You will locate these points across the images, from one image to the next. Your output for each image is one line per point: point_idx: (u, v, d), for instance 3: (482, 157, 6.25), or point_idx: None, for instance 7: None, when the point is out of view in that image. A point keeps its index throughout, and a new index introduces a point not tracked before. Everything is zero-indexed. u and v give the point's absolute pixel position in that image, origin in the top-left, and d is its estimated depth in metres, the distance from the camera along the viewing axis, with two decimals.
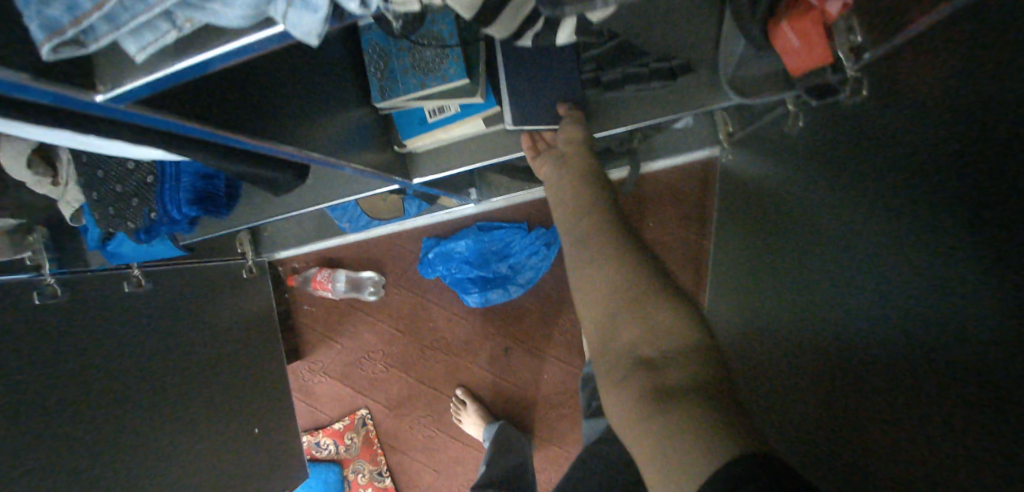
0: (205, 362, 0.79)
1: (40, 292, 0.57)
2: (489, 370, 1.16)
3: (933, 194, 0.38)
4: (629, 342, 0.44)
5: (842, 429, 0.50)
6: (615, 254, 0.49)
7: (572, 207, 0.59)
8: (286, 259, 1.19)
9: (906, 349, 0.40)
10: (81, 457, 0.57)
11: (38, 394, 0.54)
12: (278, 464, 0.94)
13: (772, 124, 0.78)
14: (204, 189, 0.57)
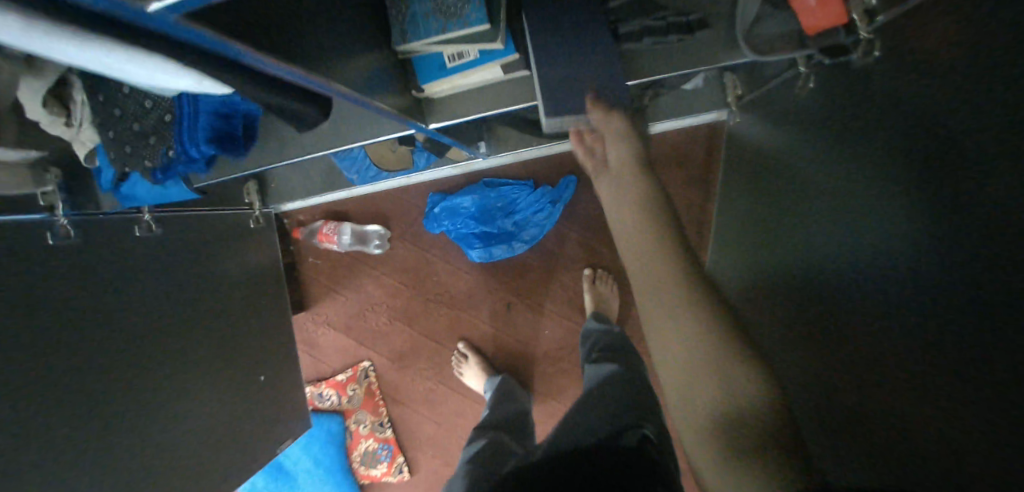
0: (202, 307, 0.83)
1: (53, 232, 0.61)
2: (489, 325, 1.20)
3: (985, 154, 0.35)
4: (705, 409, 0.43)
5: (857, 442, 0.48)
6: (687, 299, 0.45)
7: (631, 221, 0.52)
8: (292, 212, 1.23)
9: (946, 325, 0.38)
10: (80, 382, 0.61)
11: (37, 323, 0.57)
12: (271, 403, 1.00)
13: (781, 87, 0.75)
14: (225, 129, 0.51)
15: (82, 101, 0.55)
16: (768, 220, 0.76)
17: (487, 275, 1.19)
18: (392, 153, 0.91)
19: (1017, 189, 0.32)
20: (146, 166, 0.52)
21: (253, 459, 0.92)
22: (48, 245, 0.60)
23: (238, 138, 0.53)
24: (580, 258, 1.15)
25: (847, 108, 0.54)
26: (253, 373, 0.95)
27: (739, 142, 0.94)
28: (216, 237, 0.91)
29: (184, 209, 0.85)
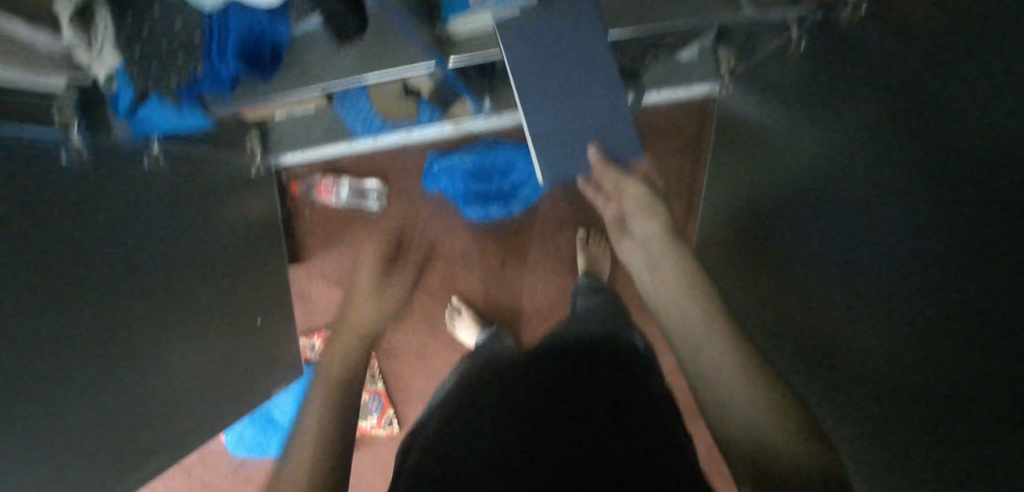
0: (198, 245, 0.84)
1: (66, 152, 0.62)
2: (481, 283, 1.24)
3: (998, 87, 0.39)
4: (723, 389, 0.53)
5: (909, 407, 0.52)
6: (716, 316, 0.61)
7: (686, 270, 0.69)
8: (290, 166, 1.23)
9: (963, 249, 0.42)
10: (92, 300, 0.62)
11: (54, 236, 0.58)
12: (264, 348, 1.02)
13: (773, 56, 0.80)
14: (250, 45, 0.55)
15: (104, 28, 0.52)
16: (757, 180, 0.82)
17: (481, 235, 1.23)
18: (398, 107, 0.94)
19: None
20: (173, 83, 0.54)
21: (252, 400, 0.96)
22: (63, 166, 0.61)
23: (266, 58, 0.58)
24: (573, 221, 1.20)
25: (849, 66, 0.59)
26: (251, 317, 0.97)
27: (729, 112, 1.00)
28: (213, 184, 0.93)
29: (189, 143, 0.87)
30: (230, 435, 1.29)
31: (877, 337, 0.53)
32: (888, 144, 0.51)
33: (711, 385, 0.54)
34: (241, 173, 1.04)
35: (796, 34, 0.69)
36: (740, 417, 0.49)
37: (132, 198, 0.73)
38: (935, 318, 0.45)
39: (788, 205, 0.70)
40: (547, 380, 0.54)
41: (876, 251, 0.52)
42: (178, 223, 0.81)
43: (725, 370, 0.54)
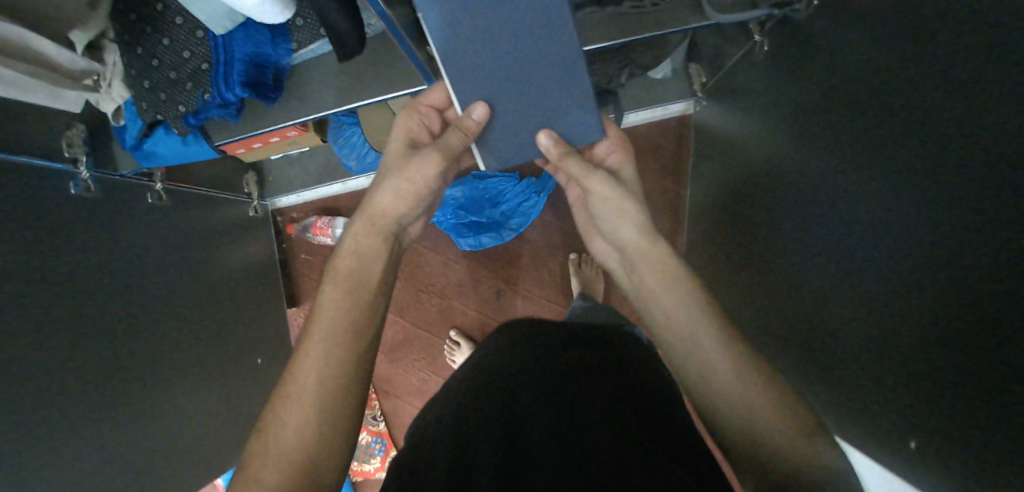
0: (186, 287, 0.85)
1: (76, 184, 0.68)
2: (478, 313, 1.24)
3: (936, 53, 0.41)
4: (703, 359, 0.49)
5: (841, 366, 0.55)
6: (681, 279, 0.56)
7: (648, 235, 0.61)
8: (286, 209, 1.27)
9: (915, 199, 0.43)
10: (67, 346, 0.62)
11: (33, 283, 0.59)
12: (256, 391, 1.00)
13: (738, 68, 0.86)
14: (255, 74, 0.58)
15: (114, 63, 0.63)
16: (740, 179, 0.85)
17: (476, 264, 1.24)
18: (390, 140, 0.99)
19: (973, 64, 0.37)
20: (180, 111, 0.59)
21: (239, 448, 0.93)
22: (71, 195, 0.67)
23: (269, 84, 0.60)
24: (566, 244, 1.22)
25: (804, 59, 0.64)
26: (241, 361, 0.97)
27: (706, 125, 1.06)
28: (211, 227, 0.96)
29: (189, 184, 0.94)
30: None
31: (846, 298, 0.53)
32: (845, 124, 0.54)
33: (704, 374, 0.49)
34: (237, 217, 1.08)
35: (759, 37, 0.75)
36: (733, 404, 0.46)
37: (127, 240, 0.75)
38: (888, 271, 0.47)
39: (769, 194, 0.72)
40: (546, 367, 0.52)
41: (844, 219, 0.54)
42: (170, 264, 0.82)
43: (715, 344, 0.49)
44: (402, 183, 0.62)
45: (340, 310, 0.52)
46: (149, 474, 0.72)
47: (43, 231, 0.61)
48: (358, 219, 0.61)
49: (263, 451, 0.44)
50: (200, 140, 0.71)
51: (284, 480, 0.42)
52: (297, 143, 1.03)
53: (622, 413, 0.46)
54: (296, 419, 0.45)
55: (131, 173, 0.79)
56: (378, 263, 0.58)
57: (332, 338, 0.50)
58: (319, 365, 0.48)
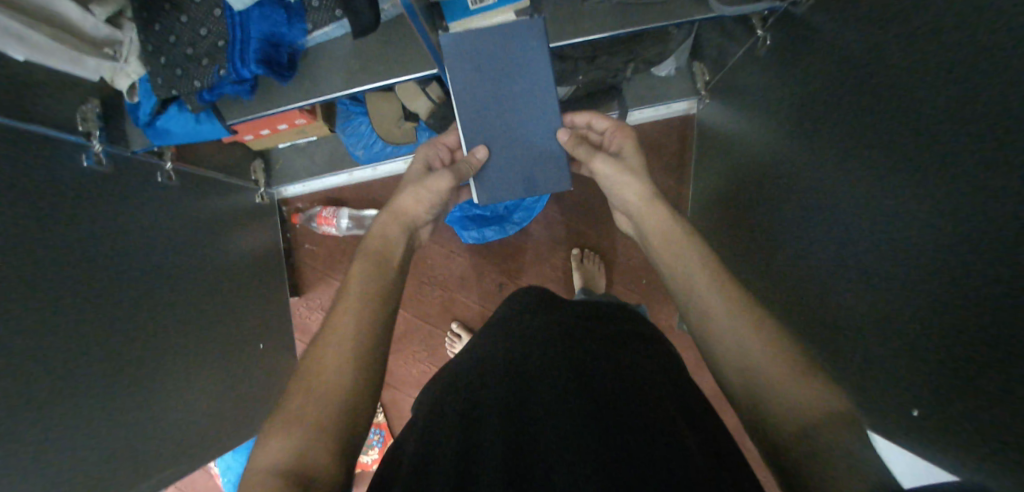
0: (191, 268, 0.86)
1: (88, 156, 0.70)
2: (479, 306, 1.24)
3: (955, 39, 0.43)
4: (732, 345, 0.47)
5: (866, 350, 0.55)
6: (705, 263, 0.54)
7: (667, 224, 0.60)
8: (292, 199, 1.29)
9: (943, 180, 0.44)
10: (72, 316, 0.63)
11: (40, 252, 0.60)
12: (255, 375, 1.01)
13: (739, 65, 0.88)
14: (270, 52, 0.63)
15: (130, 42, 0.68)
16: (743, 175, 0.86)
17: (478, 258, 1.25)
18: (396, 129, 0.99)
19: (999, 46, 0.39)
20: (196, 86, 0.63)
21: (237, 431, 0.94)
22: (83, 167, 0.69)
23: (284, 64, 0.66)
24: (568, 240, 1.23)
25: (805, 52, 0.65)
26: (242, 345, 0.98)
27: (708, 123, 1.07)
28: (217, 213, 0.98)
29: (199, 168, 0.96)
30: (227, 478, 1.25)
31: (872, 282, 0.54)
32: (852, 110, 0.55)
33: (732, 358, 0.47)
34: (243, 204, 1.10)
35: (761, 31, 0.76)
36: (727, 344, 0.48)
37: (133, 217, 0.76)
38: (918, 253, 0.47)
39: (779, 184, 0.73)
40: (549, 338, 0.55)
41: (860, 207, 0.55)
42: (175, 246, 0.84)
43: (743, 329, 0.48)
44: (421, 190, 0.68)
45: (373, 279, 0.56)
46: (151, 450, 0.73)
47: (54, 206, 0.63)
48: (382, 215, 0.67)
49: (301, 390, 0.47)
50: (212, 119, 0.74)
51: (324, 416, 0.45)
52: (305, 132, 1.05)
53: (629, 373, 0.49)
54: (335, 363, 0.48)
55: (143, 150, 0.80)
56: (401, 246, 0.63)
57: (367, 300, 0.54)
58: (356, 321, 0.52)
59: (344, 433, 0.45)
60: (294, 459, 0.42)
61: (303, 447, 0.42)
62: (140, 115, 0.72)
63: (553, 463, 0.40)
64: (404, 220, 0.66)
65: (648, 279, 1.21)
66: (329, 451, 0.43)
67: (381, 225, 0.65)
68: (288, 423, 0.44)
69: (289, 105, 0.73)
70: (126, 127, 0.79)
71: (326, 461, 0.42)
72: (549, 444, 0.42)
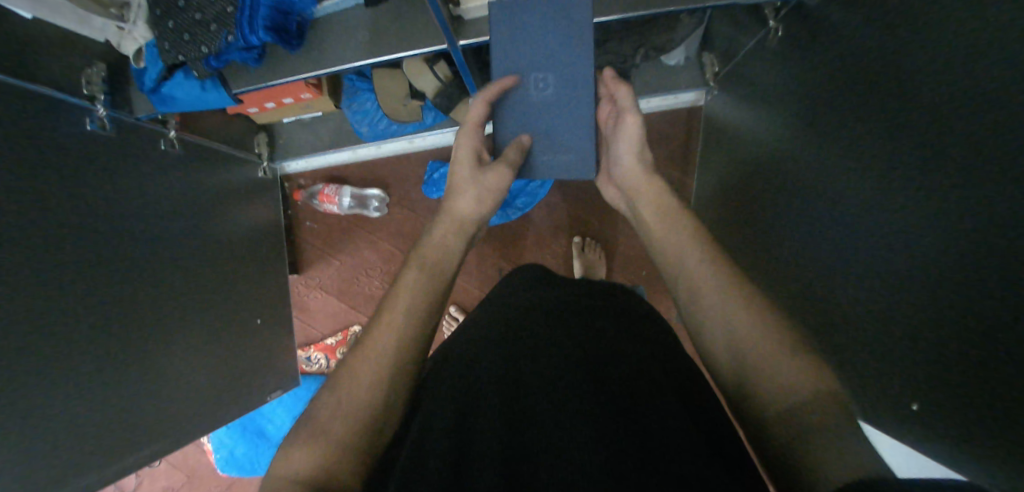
0: (193, 242, 0.87)
1: (92, 120, 0.69)
2: (479, 290, 1.25)
3: (960, 39, 0.43)
4: (722, 318, 0.49)
5: (862, 342, 0.56)
6: (695, 233, 0.57)
7: (665, 209, 0.62)
8: (294, 175, 1.30)
9: (939, 176, 0.45)
10: (76, 285, 0.64)
11: (44, 222, 0.61)
12: (253, 351, 1.02)
13: (746, 59, 0.88)
14: (279, 20, 0.64)
15: (138, 5, 0.70)
16: (747, 168, 0.86)
17: (479, 241, 1.26)
18: (402, 108, 0.99)
19: (1000, 50, 0.39)
20: (203, 52, 0.65)
21: (233, 405, 0.95)
22: (87, 130, 0.69)
23: (292, 32, 0.67)
24: (570, 227, 1.23)
25: (814, 45, 0.65)
26: (241, 321, 0.99)
27: (716, 114, 1.07)
28: (219, 187, 0.98)
29: (204, 138, 0.97)
30: (220, 454, 1.27)
31: (868, 277, 0.54)
32: (858, 104, 0.55)
33: (729, 333, 0.48)
34: (247, 178, 1.10)
35: (772, 21, 0.75)
36: (715, 317, 0.49)
37: (137, 188, 0.76)
38: (914, 248, 0.48)
39: (780, 177, 0.74)
40: (546, 318, 0.54)
41: (858, 200, 0.56)
42: (177, 219, 0.84)
43: (737, 306, 0.49)
44: (485, 192, 0.67)
45: (425, 283, 0.55)
46: (143, 424, 0.73)
47: (51, 177, 0.62)
48: (439, 221, 0.64)
49: (331, 403, 0.46)
50: (218, 87, 0.74)
51: (350, 435, 0.45)
52: (310, 107, 1.04)
53: (635, 368, 0.48)
54: (372, 377, 0.47)
55: (147, 117, 0.80)
56: (455, 253, 0.61)
57: (414, 308, 0.53)
58: (400, 331, 0.51)
59: (367, 452, 0.45)
60: (321, 474, 0.42)
61: (330, 466, 0.42)
62: (148, 80, 0.73)
63: (553, 458, 0.40)
64: (451, 222, 0.64)
65: (648, 270, 1.21)
66: (352, 471, 0.43)
67: (440, 231, 0.63)
68: (312, 439, 0.44)
69: (295, 74, 0.73)
70: (133, 93, 0.79)
71: (351, 481, 0.43)
72: (546, 450, 0.41)
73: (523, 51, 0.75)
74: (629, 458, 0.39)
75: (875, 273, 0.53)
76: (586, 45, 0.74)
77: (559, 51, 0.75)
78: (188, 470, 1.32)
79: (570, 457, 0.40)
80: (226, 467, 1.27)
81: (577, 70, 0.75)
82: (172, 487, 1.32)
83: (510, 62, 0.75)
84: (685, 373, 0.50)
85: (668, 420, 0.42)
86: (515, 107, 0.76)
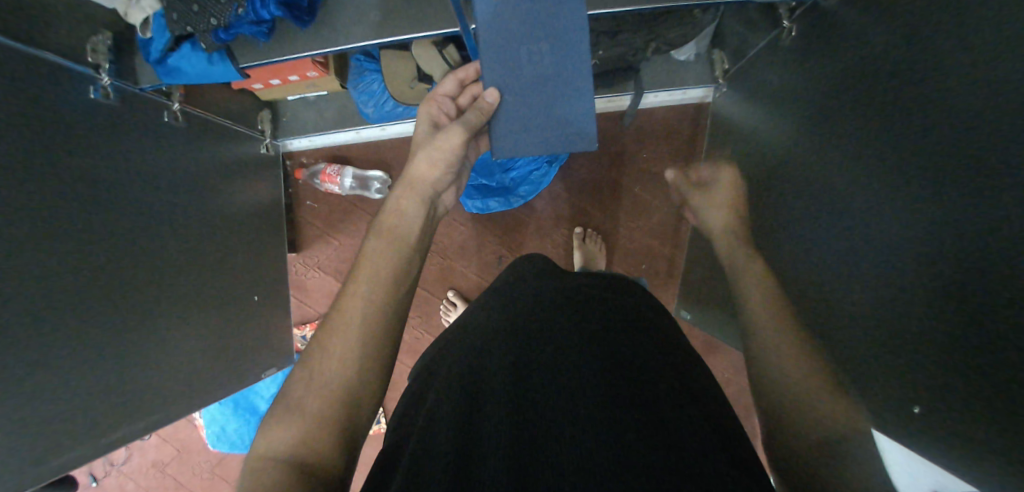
0: (192, 217, 0.86)
1: (96, 88, 0.68)
2: (478, 276, 1.26)
3: (969, 51, 0.43)
4: None
5: None
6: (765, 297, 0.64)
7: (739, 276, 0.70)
8: (296, 154, 1.29)
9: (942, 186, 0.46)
10: (72, 257, 0.64)
11: (44, 191, 0.60)
12: (249, 328, 1.03)
13: (758, 58, 0.88)
14: None
15: None
16: (753, 168, 0.87)
17: (480, 228, 1.26)
18: (409, 90, 0.97)
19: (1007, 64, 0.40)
20: (212, 23, 0.64)
21: (227, 381, 0.95)
22: (90, 98, 0.67)
23: (303, 7, 0.67)
24: (572, 218, 1.23)
25: (827, 48, 0.65)
26: (237, 298, 0.99)
27: (724, 111, 1.06)
28: (221, 162, 0.97)
29: (208, 113, 0.95)
30: (211, 431, 1.29)
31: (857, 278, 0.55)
32: (867, 111, 0.55)
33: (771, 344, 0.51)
34: (248, 155, 1.09)
35: (787, 21, 0.74)
36: None
37: (138, 161, 0.75)
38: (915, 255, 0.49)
39: (784, 180, 0.74)
40: (561, 318, 0.53)
41: (849, 205, 0.57)
42: (177, 193, 0.83)
43: None
44: (435, 153, 0.69)
45: (386, 256, 0.59)
46: (138, 397, 0.74)
47: (49, 145, 0.61)
48: (398, 185, 0.68)
49: (305, 380, 0.49)
50: (225, 61, 0.73)
51: (326, 410, 0.47)
52: (315, 86, 1.03)
53: (640, 362, 0.48)
54: (340, 353, 0.50)
55: (151, 88, 0.79)
56: (418, 217, 0.65)
57: (375, 279, 0.56)
58: (362, 303, 0.54)
59: (348, 429, 0.47)
60: (298, 450, 0.44)
61: (306, 441, 0.45)
62: (154, 51, 0.71)
63: (560, 444, 0.41)
64: (418, 187, 0.67)
65: (648, 264, 1.21)
66: (332, 446, 0.45)
67: (398, 197, 0.66)
68: (290, 418, 0.46)
69: (305, 52, 0.72)
70: (138, 63, 0.77)
71: (332, 455, 0.45)
72: (552, 435, 0.42)
73: (516, 28, 0.70)
74: (639, 476, 0.38)
75: (871, 284, 0.53)
76: (576, 14, 0.69)
77: (547, 23, 0.70)
78: (178, 444, 1.33)
79: (577, 445, 0.41)
80: (218, 443, 1.29)
81: (572, 44, 0.70)
82: (162, 460, 1.33)
83: (501, 41, 0.70)
84: (696, 375, 0.50)
85: (672, 415, 0.43)
86: (514, 79, 0.71)
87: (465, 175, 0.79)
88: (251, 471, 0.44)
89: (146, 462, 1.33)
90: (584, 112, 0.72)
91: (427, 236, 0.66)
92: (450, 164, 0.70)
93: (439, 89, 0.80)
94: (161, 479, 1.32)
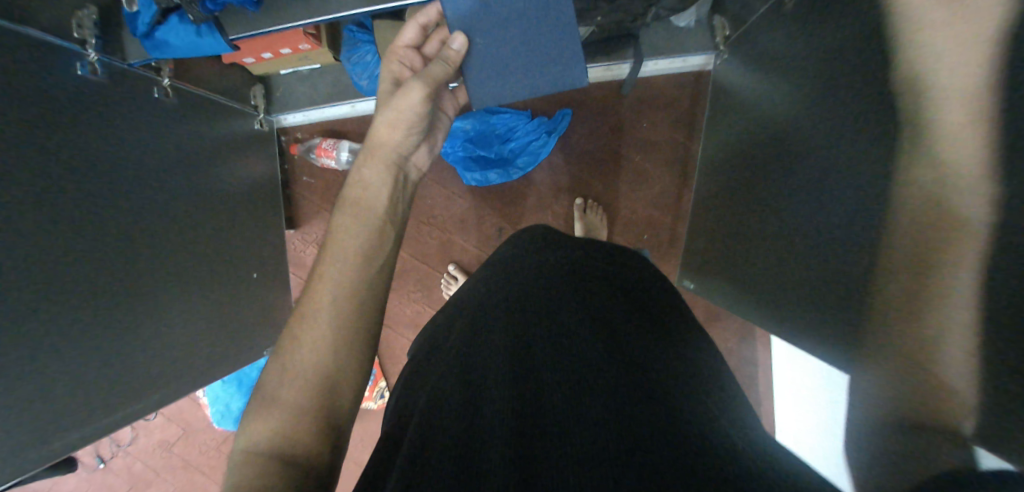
0: (186, 197, 0.85)
1: (82, 65, 0.67)
2: (478, 250, 1.26)
3: None
4: None
5: None
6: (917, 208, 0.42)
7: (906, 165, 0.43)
8: (291, 129, 1.27)
9: None
10: (65, 242, 0.63)
11: (32, 175, 0.59)
12: (249, 308, 1.04)
13: (759, 24, 0.86)
14: None
15: None
16: (753, 138, 0.86)
17: (479, 202, 1.25)
18: None
19: None
20: None
21: (228, 361, 0.97)
22: (78, 74, 0.67)
23: None
24: (571, 191, 1.23)
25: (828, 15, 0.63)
26: (236, 278, 0.99)
27: (724, 79, 1.05)
28: (214, 139, 0.95)
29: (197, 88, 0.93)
30: (215, 409, 1.33)
31: None
32: (866, 81, 0.54)
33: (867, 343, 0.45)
34: (242, 131, 1.07)
35: None
36: None
37: (128, 141, 0.74)
38: None
39: (781, 151, 0.74)
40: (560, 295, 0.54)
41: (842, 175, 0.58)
42: (171, 173, 0.82)
43: None
44: (393, 113, 0.67)
45: (354, 231, 0.59)
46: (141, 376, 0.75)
47: (31, 121, 0.59)
48: (360, 157, 0.68)
49: (279, 370, 0.50)
50: (214, 33, 0.71)
51: (302, 396, 0.48)
52: (307, 58, 1.00)
53: (632, 336, 0.50)
54: (311, 339, 0.51)
55: (140, 63, 0.77)
56: (383, 184, 0.65)
57: (342, 258, 0.56)
58: (328, 282, 0.54)
59: (325, 412, 0.48)
60: (277, 437, 0.46)
61: (285, 430, 0.46)
62: (140, 24, 0.70)
63: (564, 419, 0.42)
64: (382, 155, 0.67)
65: (648, 235, 1.22)
66: (309, 432, 0.47)
67: (361, 168, 0.66)
68: (266, 409, 0.48)
69: (292, 23, 0.70)
70: (123, 37, 0.75)
71: (311, 439, 0.46)
72: (555, 411, 0.42)
73: None
74: (649, 453, 0.38)
75: (858, 254, 0.53)
76: None
77: None
78: (183, 424, 1.37)
79: (581, 419, 0.42)
80: (222, 421, 1.33)
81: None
82: (168, 439, 1.37)
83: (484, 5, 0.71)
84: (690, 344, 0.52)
85: (672, 386, 0.45)
86: (492, 30, 0.73)
87: (437, 138, 0.78)
88: (235, 458, 0.46)
89: (153, 441, 1.37)
90: (567, 58, 0.76)
91: (398, 200, 0.66)
92: (410, 122, 0.68)
93: (402, 38, 0.76)
94: (168, 458, 1.36)
